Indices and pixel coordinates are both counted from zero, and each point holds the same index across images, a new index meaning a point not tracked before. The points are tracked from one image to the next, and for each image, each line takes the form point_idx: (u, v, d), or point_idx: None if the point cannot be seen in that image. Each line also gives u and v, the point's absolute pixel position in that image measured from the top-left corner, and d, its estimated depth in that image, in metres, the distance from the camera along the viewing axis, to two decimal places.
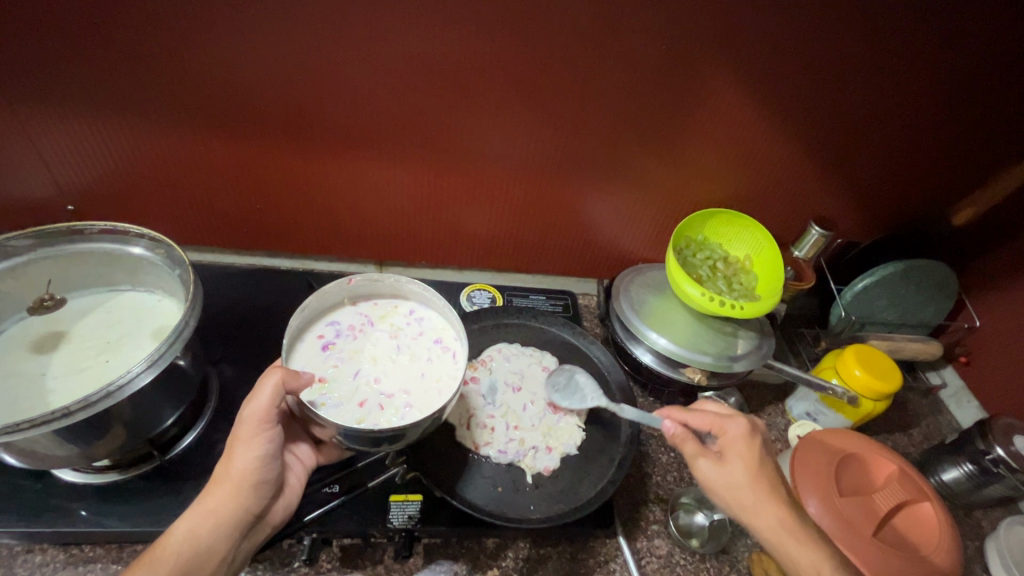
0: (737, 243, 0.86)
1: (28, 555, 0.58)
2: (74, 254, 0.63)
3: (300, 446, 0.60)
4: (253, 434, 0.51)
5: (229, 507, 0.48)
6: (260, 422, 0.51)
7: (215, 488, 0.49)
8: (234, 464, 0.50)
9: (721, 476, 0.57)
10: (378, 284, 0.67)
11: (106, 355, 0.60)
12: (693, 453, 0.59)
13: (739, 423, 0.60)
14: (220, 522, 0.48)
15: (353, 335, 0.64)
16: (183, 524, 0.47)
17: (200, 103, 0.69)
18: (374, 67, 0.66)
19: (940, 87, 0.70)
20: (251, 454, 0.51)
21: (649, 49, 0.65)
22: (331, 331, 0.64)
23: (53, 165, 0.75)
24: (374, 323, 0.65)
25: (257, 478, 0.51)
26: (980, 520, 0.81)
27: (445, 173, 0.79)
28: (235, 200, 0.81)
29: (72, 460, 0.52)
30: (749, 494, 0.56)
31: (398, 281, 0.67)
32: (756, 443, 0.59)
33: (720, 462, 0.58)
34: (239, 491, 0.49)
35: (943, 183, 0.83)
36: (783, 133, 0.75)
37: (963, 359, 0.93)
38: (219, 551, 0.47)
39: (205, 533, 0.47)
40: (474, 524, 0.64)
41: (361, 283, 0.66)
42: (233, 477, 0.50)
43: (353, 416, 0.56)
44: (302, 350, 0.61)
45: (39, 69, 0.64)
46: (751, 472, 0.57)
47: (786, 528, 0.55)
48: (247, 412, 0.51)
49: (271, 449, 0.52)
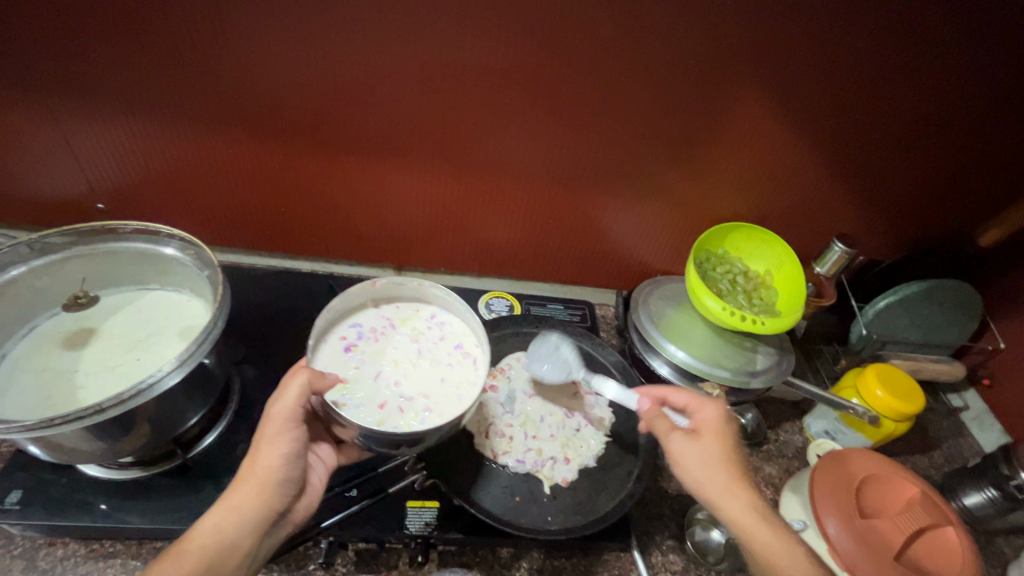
0: (757, 258, 0.85)
1: (50, 549, 0.59)
2: (107, 252, 0.64)
3: (322, 447, 0.61)
4: (278, 434, 0.52)
5: (254, 504, 0.48)
6: (287, 420, 0.52)
7: (241, 484, 0.49)
8: (259, 462, 0.50)
9: (692, 451, 0.57)
10: (401, 289, 0.68)
11: (136, 353, 0.61)
12: (668, 430, 0.59)
13: (714, 406, 0.61)
14: (245, 520, 0.48)
15: (375, 337, 0.64)
16: (210, 519, 0.47)
17: (231, 105, 0.70)
18: (404, 74, 0.67)
19: (968, 104, 0.70)
20: (276, 452, 0.51)
21: (676, 60, 0.65)
22: (354, 333, 0.64)
23: (86, 164, 0.76)
24: (395, 326, 0.66)
25: (281, 476, 0.51)
26: (1002, 547, 0.79)
27: (467, 180, 0.80)
28: (259, 203, 0.82)
29: (98, 455, 0.53)
30: (719, 469, 0.56)
31: (422, 285, 0.67)
32: (728, 425, 0.60)
33: (693, 438, 0.58)
34: (263, 488, 0.50)
35: (968, 200, 0.82)
36: (809, 147, 0.75)
37: (986, 382, 0.92)
38: (241, 546, 0.47)
39: (230, 529, 0.47)
40: (490, 533, 0.64)
41: (385, 287, 0.67)
42: (259, 474, 0.50)
43: (373, 418, 0.57)
44: (326, 350, 0.62)
45: (78, 68, 0.65)
46: (722, 451, 0.57)
47: (757, 511, 0.54)
48: (275, 410, 0.52)
49: (297, 448, 0.52)
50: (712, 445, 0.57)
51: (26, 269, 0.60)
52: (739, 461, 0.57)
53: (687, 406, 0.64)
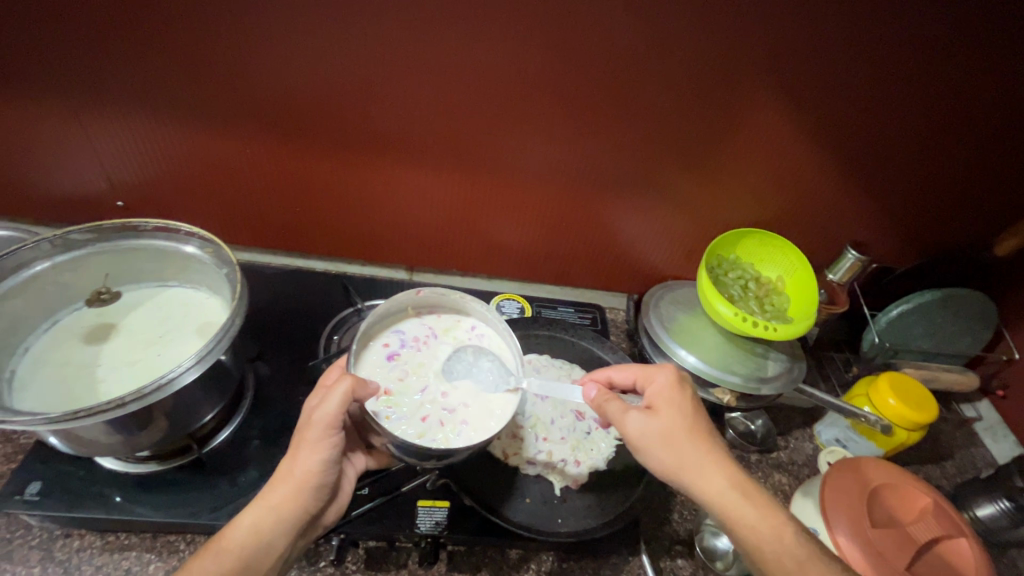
0: (769, 264, 0.85)
1: (67, 540, 0.60)
2: (128, 249, 0.65)
3: (356, 454, 0.61)
4: (320, 439, 0.51)
5: (291, 506, 0.50)
6: (328, 427, 0.51)
7: (278, 485, 0.50)
8: (297, 465, 0.51)
9: (652, 428, 0.54)
10: (443, 298, 0.68)
11: (155, 349, 0.62)
12: (621, 409, 0.56)
13: (664, 373, 0.59)
14: (282, 519, 0.49)
15: (418, 348, 0.64)
16: (246, 518, 0.48)
17: (251, 105, 0.71)
18: (422, 76, 0.67)
19: (987, 113, 0.70)
20: (316, 457, 0.51)
21: (692, 65, 0.65)
22: (397, 341, 0.64)
23: (107, 161, 0.78)
24: (437, 336, 0.66)
25: (319, 480, 0.51)
26: (1015, 560, 0.78)
27: (481, 182, 0.80)
28: (275, 202, 0.83)
29: (117, 448, 0.54)
30: (685, 444, 0.53)
31: (463, 298, 0.67)
32: (684, 390, 0.58)
33: (648, 415, 0.55)
34: (301, 490, 0.50)
35: (985, 209, 0.82)
36: (824, 153, 0.75)
37: (1000, 393, 0.91)
38: (254, 541, 0.48)
39: (266, 529, 0.48)
40: (500, 533, 0.64)
41: (429, 297, 0.67)
42: (298, 477, 0.50)
43: (414, 430, 0.57)
44: (369, 359, 0.62)
45: (103, 67, 0.67)
46: (681, 422, 0.54)
47: (738, 489, 0.52)
48: (317, 416, 0.51)
49: (335, 454, 0.52)
50: (675, 415, 0.55)
51: (50, 265, 0.61)
52: (701, 427, 0.55)
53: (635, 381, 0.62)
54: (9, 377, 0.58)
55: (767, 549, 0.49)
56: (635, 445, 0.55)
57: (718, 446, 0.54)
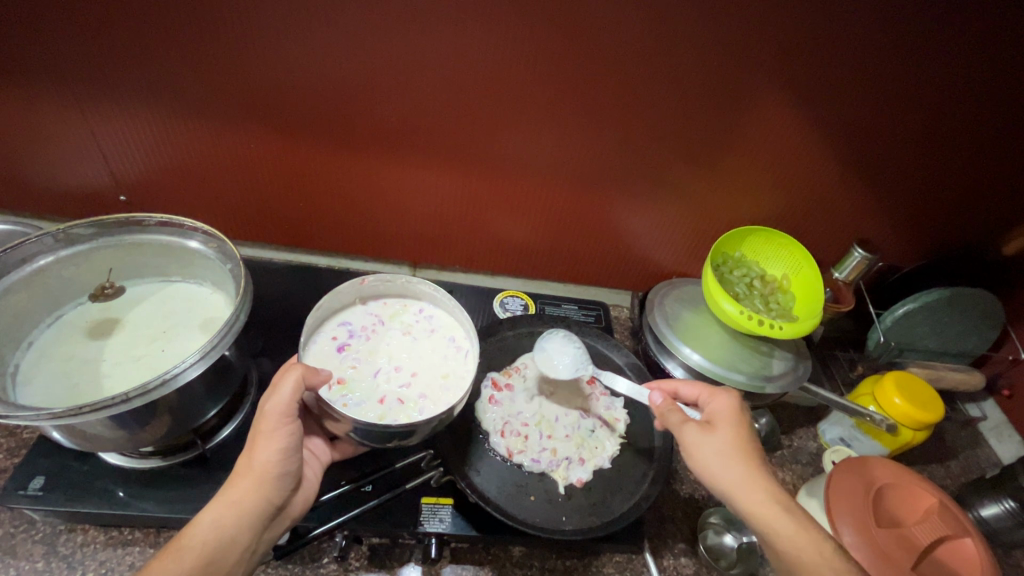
0: (774, 262, 0.85)
1: (70, 535, 0.60)
2: (132, 244, 0.64)
3: (315, 441, 0.62)
4: (274, 429, 0.52)
5: (255, 498, 0.49)
6: (282, 415, 0.52)
7: (238, 480, 0.49)
8: (256, 458, 0.50)
9: (707, 441, 0.56)
10: (389, 284, 0.69)
11: (159, 344, 0.62)
12: (679, 422, 0.59)
13: (727, 398, 0.61)
14: (245, 513, 0.48)
15: (367, 335, 0.65)
16: (209, 515, 0.47)
17: (254, 100, 0.70)
18: (427, 71, 0.67)
19: (997, 111, 0.69)
20: (274, 447, 0.51)
21: (700, 61, 0.65)
22: (344, 332, 0.65)
23: (111, 156, 0.78)
24: (385, 322, 0.66)
25: (279, 470, 0.51)
26: (1019, 560, 0.78)
27: (485, 178, 0.80)
28: (279, 198, 0.83)
29: (120, 443, 0.53)
30: (736, 459, 0.55)
31: (408, 281, 0.68)
32: (742, 415, 0.60)
33: (706, 430, 0.58)
34: (261, 482, 0.50)
35: (993, 208, 0.81)
36: (832, 150, 0.74)
37: (1005, 393, 0.90)
38: (242, 541, 0.48)
39: (230, 522, 0.47)
40: (504, 531, 0.63)
41: (373, 284, 0.67)
42: (256, 469, 0.50)
43: (374, 413, 0.58)
44: (319, 351, 0.62)
45: (108, 61, 0.66)
46: (736, 440, 0.56)
47: (780, 503, 0.52)
48: (269, 407, 0.52)
49: (294, 443, 0.52)
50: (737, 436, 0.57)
51: (53, 259, 0.60)
52: (758, 449, 0.57)
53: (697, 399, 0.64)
54: (12, 372, 0.58)
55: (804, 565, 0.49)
56: (687, 453, 0.57)
57: (766, 467, 0.55)
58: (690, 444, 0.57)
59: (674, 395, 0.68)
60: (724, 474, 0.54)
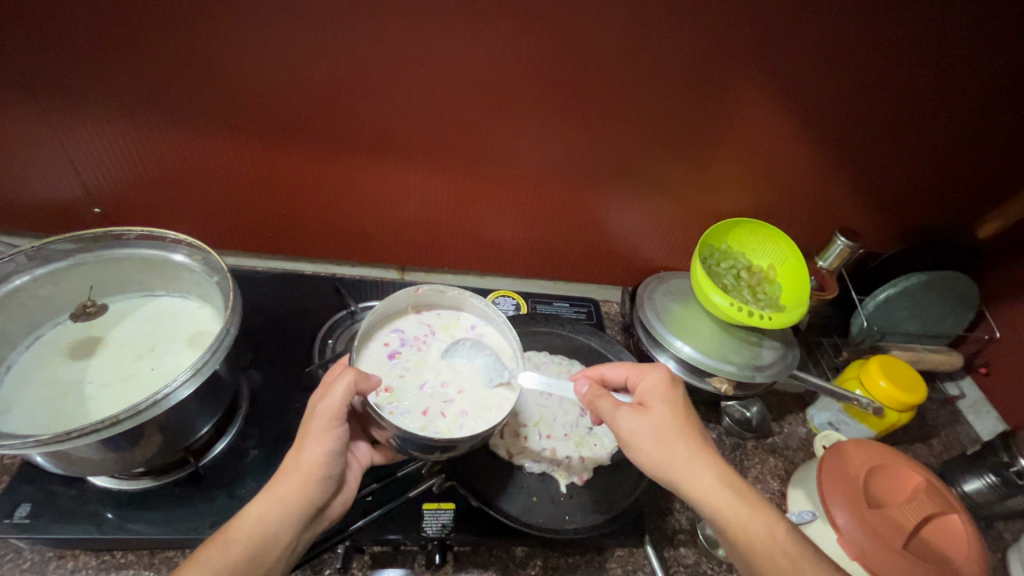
0: (760, 253, 0.86)
1: (61, 561, 0.58)
2: (112, 259, 0.62)
3: (359, 445, 0.60)
4: (323, 430, 0.50)
5: (297, 497, 0.48)
6: (332, 419, 0.50)
7: (284, 477, 0.49)
8: (303, 457, 0.50)
9: (644, 422, 0.55)
10: (442, 295, 0.67)
11: (146, 361, 0.60)
12: (614, 406, 0.57)
13: (659, 373, 0.60)
14: (288, 511, 0.47)
15: (419, 346, 0.63)
16: (255, 508, 0.47)
17: (231, 106, 0.69)
18: (409, 73, 0.66)
19: (970, 100, 0.71)
20: (321, 449, 0.50)
21: (683, 57, 0.65)
22: (397, 339, 0.63)
23: (83, 167, 0.75)
24: (436, 334, 0.65)
25: (324, 473, 0.50)
26: (1001, 531, 0.81)
27: (471, 178, 0.79)
28: (261, 204, 0.81)
29: (110, 465, 0.52)
30: (676, 439, 0.54)
31: (462, 294, 0.66)
32: (675, 390, 0.59)
33: (641, 412, 0.56)
34: (307, 482, 0.49)
35: (965, 193, 0.84)
36: (811, 140, 0.75)
37: (982, 371, 0.93)
38: (284, 538, 0.47)
39: (272, 522, 0.47)
40: (507, 533, 0.64)
41: (428, 294, 0.66)
42: (303, 469, 0.49)
43: (417, 424, 0.56)
44: (371, 356, 0.61)
45: (74, 70, 0.64)
46: (676, 419, 0.56)
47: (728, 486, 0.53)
48: (320, 407, 0.50)
49: (340, 446, 0.51)
50: (672, 412, 0.56)
51: (30, 279, 0.58)
52: (693, 424, 0.56)
53: (627, 379, 0.62)
54: None
55: (759, 544, 0.50)
56: (627, 439, 0.55)
57: (706, 442, 0.55)
58: (626, 429, 0.55)
59: (601, 380, 0.64)
60: (674, 459, 0.53)
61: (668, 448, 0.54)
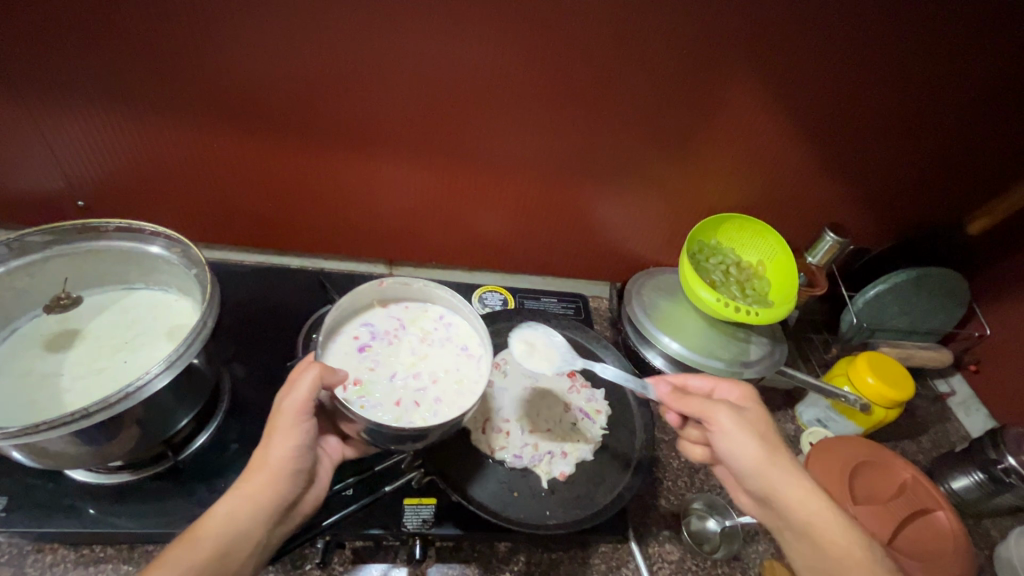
0: (750, 249, 0.86)
1: (39, 555, 0.58)
2: (89, 252, 0.62)
3: (329, 440, 0.59)
4: (292, 425, 0.50)
5: (267, 493, 0.47)
6: (299, 413, 0.50)
7: (252, 474, 0.48)
8: (272, 452, 0.49)
9: (743, 424, 0.54)
10: (409, 288, 0.67)
11: (122, 354, 0.59)
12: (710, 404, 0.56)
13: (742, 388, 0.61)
14: (258, 508, 0.47)
15: (388, 339, 0.63)
16: (223, 506, 0.46)
17: (212, 97, 0.68)
18: (392, 65, 0.65)
19: (959, 94, 0.71)
20: (289, 443, 0.49)
21: (668, 50, 0.65)
22: (366, 333, 0.63)
23: (64, 159, 0.74)
24: (405, 326, 0.65)
25: (294, 467, 0.49)
26: (988, 528, 0.81)
27: (457, 172, 0.79)
28: (246, 197, 0.81)
29: (85, 460, 0.52)
30: (772, 444, 0.53)
31: (428, 285, 0.66)
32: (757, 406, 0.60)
33: (739, 413, 0.55)
34: (277, 477, 0.48)
35: (955, 189, 0.83)
36: (799, 136, 0.75)
37: (972, 368, 0.93)
38: (254, 535, 0.46)
39: (242, 519, 0.46)
40: (488, 528, 0.63)
41: (394, 286, 0.66)
42: (272, 464, 0.49)
43: (390, 415, 0.56)
44: (339, 350, 0.61)
45: (52, 60, 0.63)
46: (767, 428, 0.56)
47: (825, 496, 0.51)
48: (285, 403, 0.50)
49: (309, 440, 0.51)
50: (767, 423, 0.56)
51: (4, 271, 0.58)
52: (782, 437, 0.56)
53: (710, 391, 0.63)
54: None
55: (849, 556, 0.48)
56: (724, 436, 0.54)
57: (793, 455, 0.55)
58: (727, 424, 0.54)
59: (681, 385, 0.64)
60: (773, 462, 0.52)
61: (771, 449, 0.53)
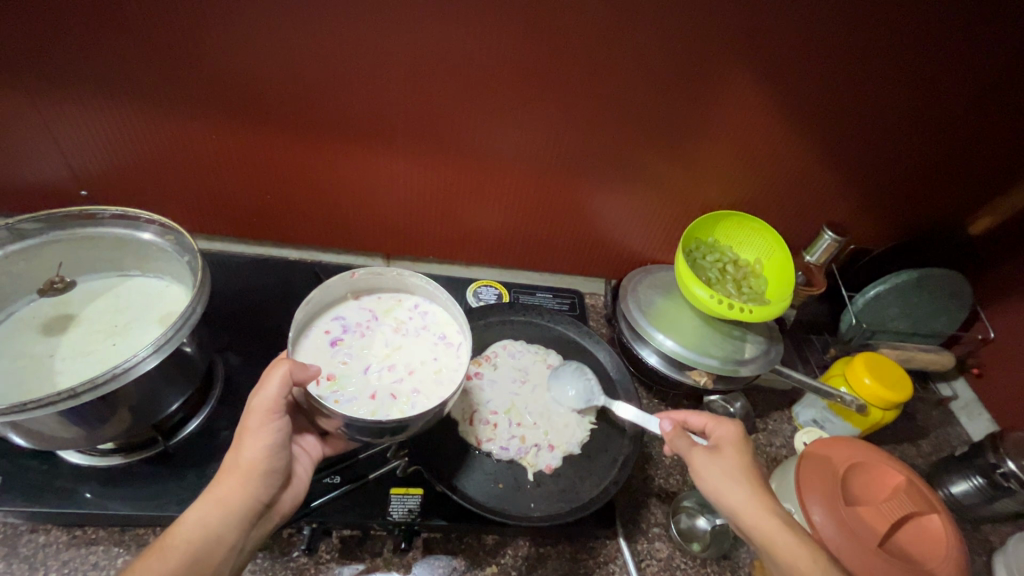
0: (747, 246, 0.85)
1: (33, 535, 0.59)
2: (85, 238, 0.63)
3: (306, 437, 0.60)
4: (261, 425, 0.51)
5: (240, 496, 0.48)
6: (269, 412, 0.51)
7: (224, 477, 0.49)
8: (242, 454, 0.50)
9: (710, 466, 0.56)
10: (381, 278, 0.67)
11: (114, 339, 0.60)
12: (687, 445, 0.58)
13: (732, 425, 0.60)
14: (229, 511, 0.47)
15: (360, 331, 0.63)
16: (194, 515, 0.47)
17: (211, 90, 0.69)
18: (387, 59, 0.66)
19: (962, 91, 0.69)
20: (260, 443, 0.50)
21: (663, 47, 0.64)
22: (338, 327, 0.63)
23: (67, 149, 0.75)
24: (378, 318, 0.65)
25: (267, 467, 0.50)
26: (988, 534, 0.80)
27: (453, 167, 0.79)
28: (245, 190, 0.82)
29: (78, 442, 0.53)
30: (741, 484, 0.54)
31: (402, 275, 0.66)
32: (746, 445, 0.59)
33: (713, 454, 0.57)
34: (249, 480, 0.49)
35: (958, 189, 0.82)
36: (797, 134, 0.74)
37: (975, 372, 0.91)
38: (229, 539, 0.47)
39: (214, 520, 0.47)
40: (471, 518, 0.64)
41: (365, 277, 0.66)
42: (243, 466, 0.49)
43: (366, 410, 0.57)
44: (312, 345, 0.61)
45: (55, 52, 0.64)
46: (741, 467, 0.55)
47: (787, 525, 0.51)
48: (256, 402, 0.50)
49: (282, 438, 0.52)
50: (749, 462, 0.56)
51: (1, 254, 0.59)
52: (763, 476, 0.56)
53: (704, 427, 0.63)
54: None
55: None
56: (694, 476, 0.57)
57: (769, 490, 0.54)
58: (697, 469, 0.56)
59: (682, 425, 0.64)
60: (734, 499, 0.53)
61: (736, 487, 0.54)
